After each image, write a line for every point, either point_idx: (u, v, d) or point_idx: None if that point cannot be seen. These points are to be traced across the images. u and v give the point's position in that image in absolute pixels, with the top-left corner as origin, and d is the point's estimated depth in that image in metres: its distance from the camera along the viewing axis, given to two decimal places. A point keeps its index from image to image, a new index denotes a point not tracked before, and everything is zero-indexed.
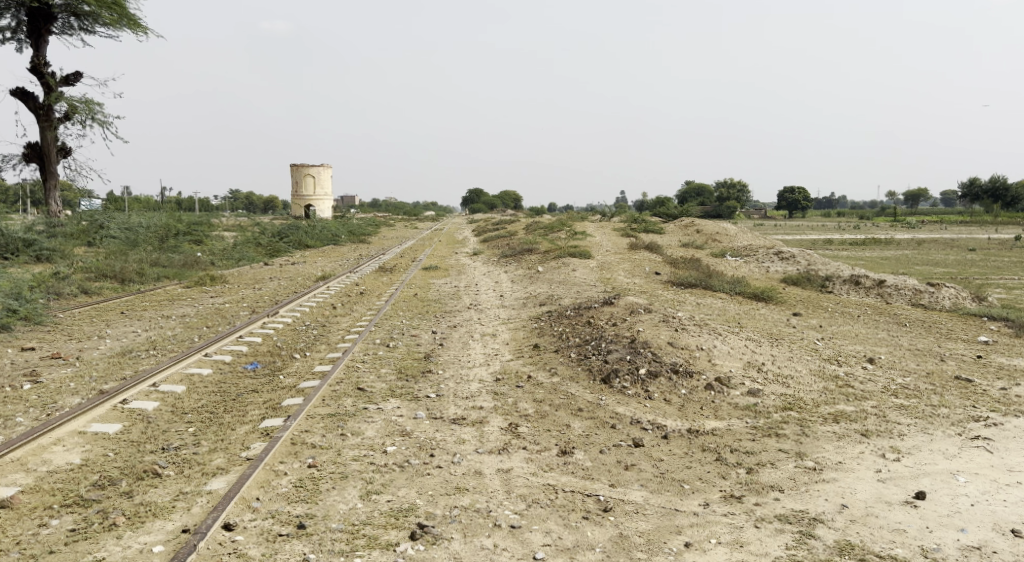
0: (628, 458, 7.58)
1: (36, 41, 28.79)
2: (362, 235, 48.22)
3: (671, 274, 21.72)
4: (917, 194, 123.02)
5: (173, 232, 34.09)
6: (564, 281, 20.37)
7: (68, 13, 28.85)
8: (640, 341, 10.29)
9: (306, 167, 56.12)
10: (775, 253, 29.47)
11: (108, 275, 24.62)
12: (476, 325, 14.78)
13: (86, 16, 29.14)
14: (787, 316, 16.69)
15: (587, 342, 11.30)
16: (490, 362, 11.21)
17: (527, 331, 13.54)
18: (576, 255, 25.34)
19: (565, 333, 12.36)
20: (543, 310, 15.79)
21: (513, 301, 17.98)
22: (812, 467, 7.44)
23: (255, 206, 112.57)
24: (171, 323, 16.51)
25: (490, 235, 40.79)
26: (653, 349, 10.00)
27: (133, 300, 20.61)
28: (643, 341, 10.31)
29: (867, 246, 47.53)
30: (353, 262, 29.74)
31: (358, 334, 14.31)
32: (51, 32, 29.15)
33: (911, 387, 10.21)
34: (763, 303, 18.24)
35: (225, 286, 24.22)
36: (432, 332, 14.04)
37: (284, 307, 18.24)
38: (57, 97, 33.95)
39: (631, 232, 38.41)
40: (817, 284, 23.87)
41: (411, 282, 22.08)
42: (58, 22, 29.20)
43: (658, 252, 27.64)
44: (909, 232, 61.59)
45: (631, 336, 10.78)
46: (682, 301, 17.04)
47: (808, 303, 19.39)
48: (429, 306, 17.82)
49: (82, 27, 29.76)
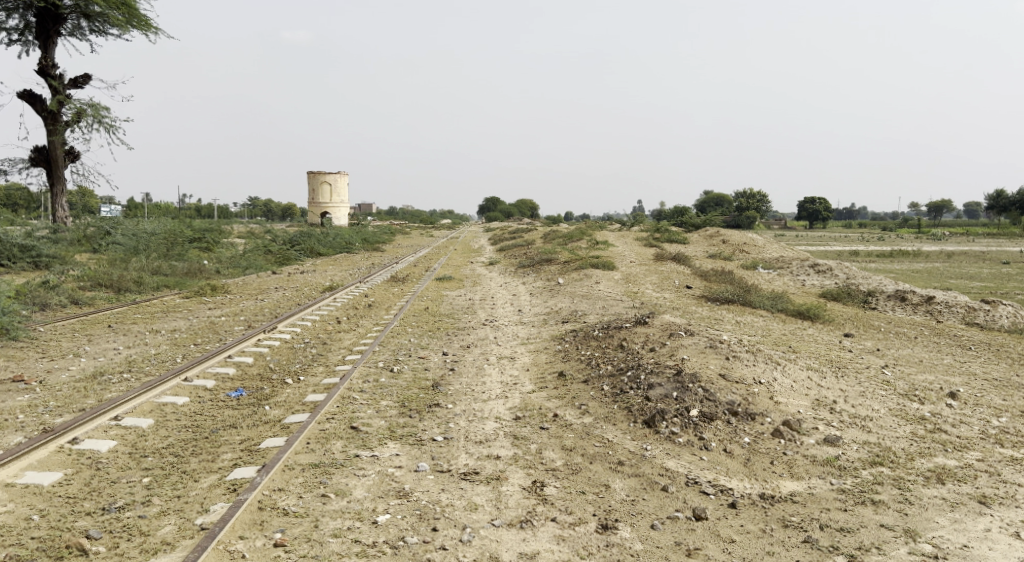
0: (689, 539, 6.14)
1: (45, 43, 27.54)
2: (376, 243, 46.78)
3: (704, 288, 20.01)
4: (941, 205, 120.16)
5: (180, 238, 32.82)
6: (589, 295, 18.73)
7: (78, 14, 27.61)
8: (688, 375, 8.61)
9: (323, 174, 54.82)
10: (810, 265, 27.69)
11: (105, 284, 23.24)
12: (492, 345, 13.15)
13: (95, 17, 27.86)
14: (838, 339, 14.95)
15: (621, 371, 9.64)
16: (508, 394, 9.58)
17: (550, 354, 11.89)
18: (600, 265, 23.72)
19: (594, 359, 10.72)
20: (567, 329, 14.15)
21: (533, 317, 16.43)
22: (930, 553, 6.05)
23: (274, 214, 112.08)
24: (158, 339, 15.03)
25: (507, 243, 39.19)
26: (703, 385, 8.35)
27: (126, 312, 19.18)
28: (691, 374, 8.64)
29: (896, 258, 45.55)
30: (363, 272, 28.14)
31: (360, 355, 12.78)
32: (60, 33, 27.92)
33: (1015, 431, 8.53)
34: (808, 324, 16.53)
35: (227, 296, 22.79)
36: (443, 354, 12.43)
37: (282, 323, 16.67)
38: (66, 100, 32.76)
39: (653, 242, 36.72)
40: (859, 300, 22.15)
41: (424, 294, 20.51)
42: (68, 23, 27.97)
43: (686, 264, 25.93)
44: (937, 244, 59.44)
45: (675, 366, 9.11)
46: (721, 319, 15.42)
47: (857, 323, 17.65)
48: (441, 322, 16.19)
49: (91, 28, 28.51)
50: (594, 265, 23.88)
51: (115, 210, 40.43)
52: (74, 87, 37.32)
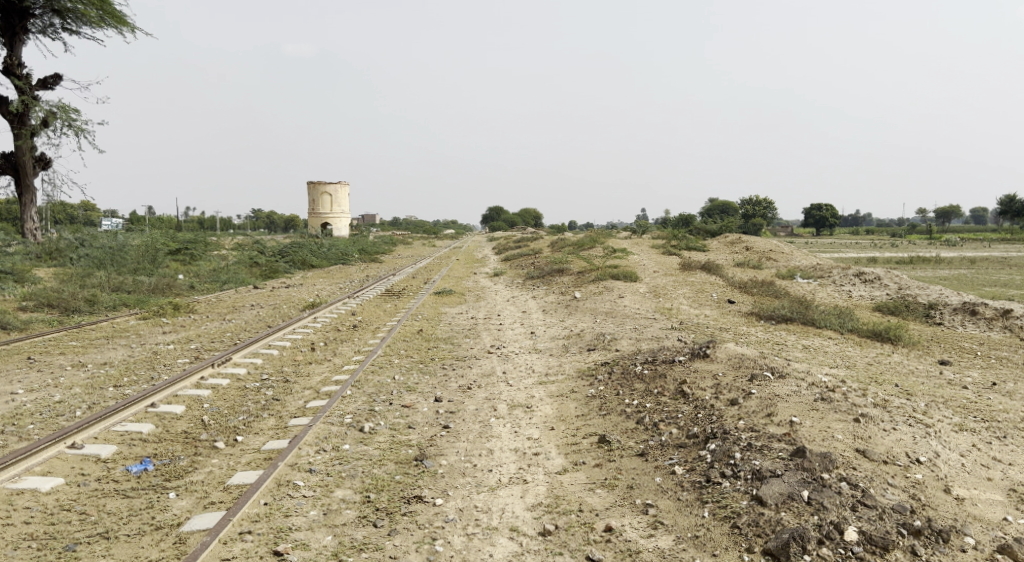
0: None
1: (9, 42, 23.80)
2: (373, 254, 43.53)
3: (750, 303, 16.76)
4: (950, 209, 116.95)
5: (157, 251, 29.73)
6: (614, 314, 15.56)
7: (48, 11, 23.97)
8: (823, 462, 6.33)
9: (323, 184, 51.72)
10: (854, 274, 24.31)
11: (53, 304, 20.07)
12: (500, 385, 9.98)
13: (66, 13, 24.18)
14: (940, 370, 11.68)
15: (688, 440, 6.95)
16: (526, 485, 6.64)
17: (580, 403, 8.64)
18: (621, 277, 20.46)
19: (639, 412, 7.74)
20: (596, 360, 11.00)
21: (550, 342, 13.31)
22: None
23: (277, 225, 109.38)
24: (75, 377, 11.88)
25: (512, 253, 35.92)
26: (848, 482, 6.17)
27: (60, 338, 16.04)
28: (824, 463, 6.31)
29: (919, 264, 42.12)
30: (354, 285, 24.95)
31: (325, 401, 9.58)
32: (28, 32, 24.20)
33: None
34: (888, 349, 13.21)
35: (189, 316, 19.58)
36: (435, 401, 9.17)
37: (239, 354, 13.36)
38: (35, 103, 29.51)
39: (671, 250, 33.37)
40: (920, 313, 18.63)
41: (419, 312, 17.30)
42: (37, 22, 24.26)
43: (718, 275, 22.68)
44: (956, 250, 55.78)
45: (789, 440, 6.59)
46: (785, 345, 12.28)
47: (945, 345, 14.33)
48: (436, 350, 13.02)
49: (62, 25, 24.79)
50: (614, 277, 20.63)
51: (104, 223, 37.58)
52: (42, 88, 33.99)
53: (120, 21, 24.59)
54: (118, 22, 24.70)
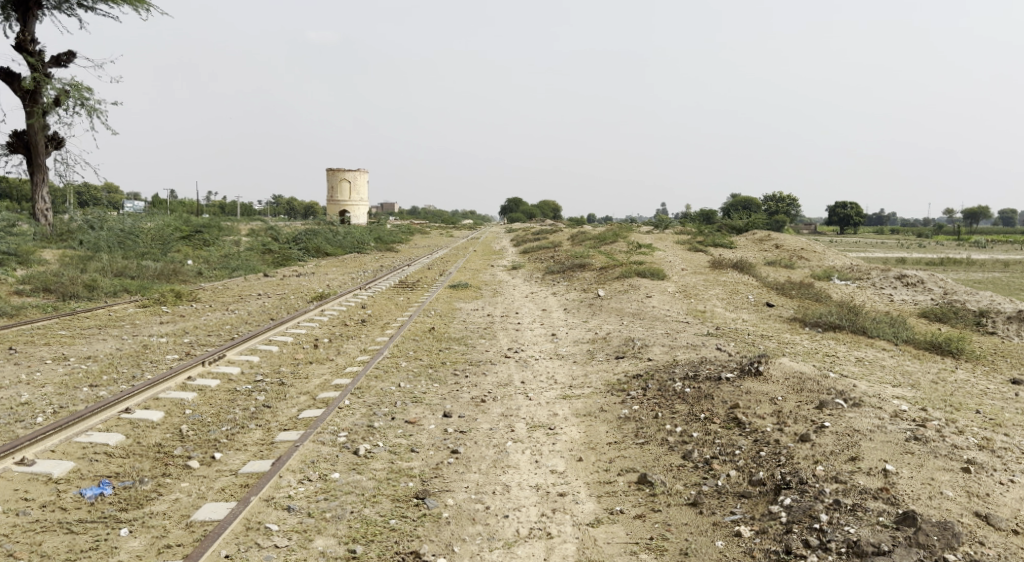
0: None
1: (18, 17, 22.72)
2: (390, 243, 42.45)
3: (790, 307, 15.42)
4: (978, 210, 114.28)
5: (168, 235, 28.80)
6: (642, 316, 14.31)
7: None
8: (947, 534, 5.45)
9: (342, 171, 50.72)
10: (895, 276, 22.81)
11: (52, 288, 19.06)
12: (518, 398, 8.76)
13: None
14: (1014, 391, 10.34)
15: (744, 492, 6.05)
16: (550, 543, 5.75)
17: (610, 425, 7.43)
18: (648, 275, 19.12)
19: (680, 442, 6.77)
20: (628, 371, 9.75)
21: (574, 346, 12.08)
22: None
23: (296, 213, 108.70)
24: (52, 373, 10.78)
25: (532, 245, 34.65)
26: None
27: (50, 326, 14.97)
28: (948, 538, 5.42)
29: (950, 266, 40.32)
30: (367, 276, 23.78)
31: (322, 411, 8.34)
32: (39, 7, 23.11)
33: None
34: (949, 365, 11.84)
35: (191, 304, 18.44)
36: (443, 416, 7.96)
37: (235, 350, 12.15)
38: (48, 81, 28.53)
39: (697, 247, 31.90)
40: (971, 320, 17.12)
41: (432, 308, 16.10)
42: None
43: (750, 275, 21.31)
44: (987, 252, 53.78)
45: (894, 505, 5.69)
46: (837, 357, 10.98)
47: (1010, 359, 12.96)
48: (449, 352, 11.81)
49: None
50: (641, 275, 19.29)
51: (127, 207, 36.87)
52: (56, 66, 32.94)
53: (136, 2, 23.41)
54: (135, 4, 23.54)
